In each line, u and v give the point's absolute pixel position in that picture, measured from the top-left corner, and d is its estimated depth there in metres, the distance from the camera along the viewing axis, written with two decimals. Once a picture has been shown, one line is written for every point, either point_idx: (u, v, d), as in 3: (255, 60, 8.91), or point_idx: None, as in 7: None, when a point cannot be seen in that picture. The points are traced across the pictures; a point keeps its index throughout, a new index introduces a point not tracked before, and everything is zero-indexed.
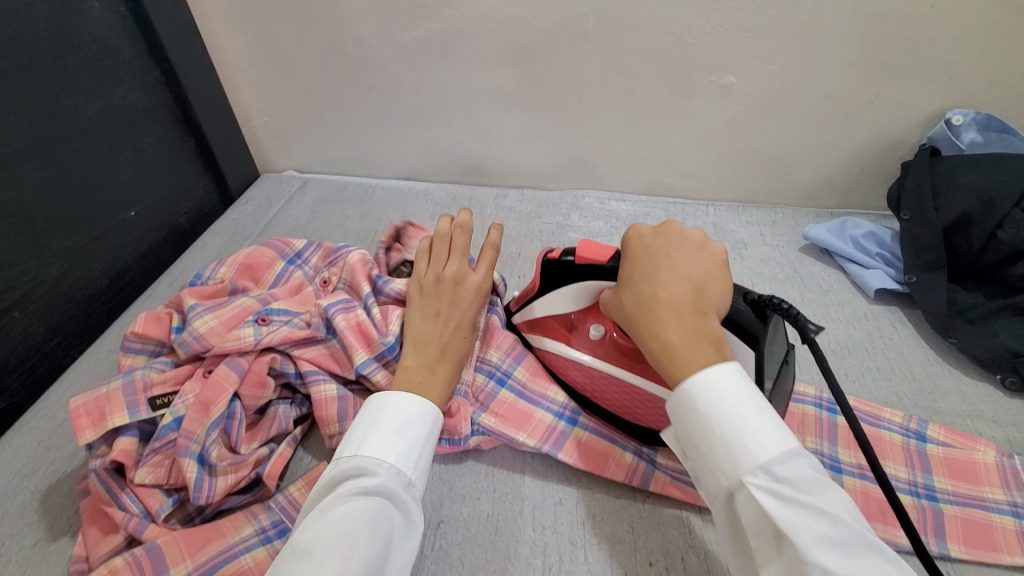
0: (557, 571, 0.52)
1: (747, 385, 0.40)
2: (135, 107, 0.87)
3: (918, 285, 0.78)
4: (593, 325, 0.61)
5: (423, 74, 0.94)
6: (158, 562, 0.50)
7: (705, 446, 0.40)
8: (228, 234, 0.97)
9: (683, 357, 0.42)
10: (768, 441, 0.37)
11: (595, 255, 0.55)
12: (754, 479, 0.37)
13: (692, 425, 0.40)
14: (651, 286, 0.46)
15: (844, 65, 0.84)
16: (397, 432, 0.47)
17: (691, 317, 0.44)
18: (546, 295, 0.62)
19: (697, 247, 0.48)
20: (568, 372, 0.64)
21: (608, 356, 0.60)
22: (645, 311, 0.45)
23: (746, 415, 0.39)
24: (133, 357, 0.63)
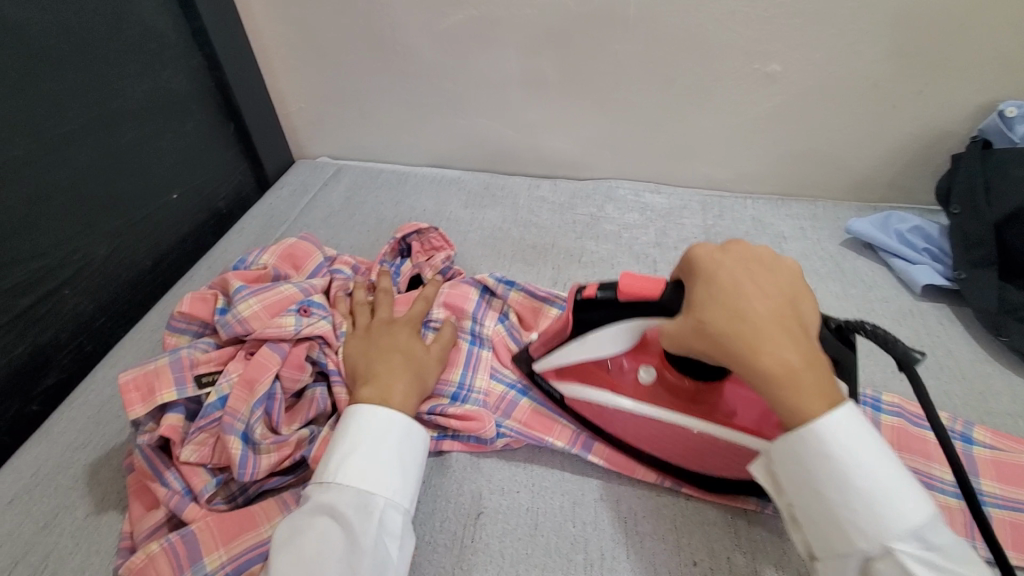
0: (599, 567, 0.52)
1: (884, 447, 0.41)
2: (178, 90, 0.88)
3: (967, 282, 0.76)
4: (642, 368, 0.57)
5: (459, 59, 0.93)
6: (193, 549, 0.49)
7: (847, 510, 0.39)
8: (264, 219, 0.97)
9: (802, 384, 0.41)
10: (916, 507, 0.38)
11: (642, 290, 0.49)
12: (903, 546, 0.38)
13: (831, 487, 0.40)
14: (746, 304, 0.43)
15: (895, 54, 0.82)
16: (345, 444, 0.49)
17: (799, 338, 0.42)
18: (581, 339, 0.55)
19: (770, 260, 0.47)
20: (605, 421, 0.59)
21: (660, 399, 0.55)
22: (749, 331, 0.42)
23: (893, 481, 0.39)
24: (178, 336, 0.63)
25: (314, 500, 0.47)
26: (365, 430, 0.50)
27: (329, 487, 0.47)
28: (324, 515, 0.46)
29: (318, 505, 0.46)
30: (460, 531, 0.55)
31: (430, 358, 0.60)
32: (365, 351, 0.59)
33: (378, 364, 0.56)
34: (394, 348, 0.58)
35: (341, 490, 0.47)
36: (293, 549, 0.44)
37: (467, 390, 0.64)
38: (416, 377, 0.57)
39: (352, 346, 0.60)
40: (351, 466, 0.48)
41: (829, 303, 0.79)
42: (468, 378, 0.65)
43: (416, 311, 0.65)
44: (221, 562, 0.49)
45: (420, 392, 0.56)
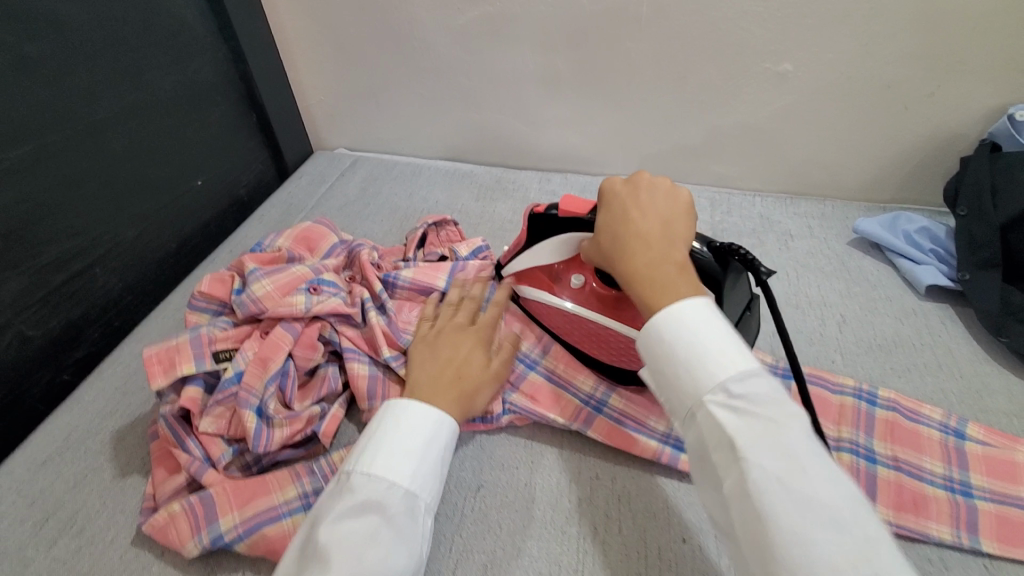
0: (592, 542, 0.54)
1: (713, 314, 0.43)
2: (205, 82, 0.92)
3: (971, 282, 0.76)
4: (575, 276, 0.65)
5: (474, 55, 0.95)
6: (210, 511, 0.52)
7: (669, 367, 0.43)
8: (282, 207, 1.01)
9: (650, 280, 0.46)
10: (730, 361, 0.41)
11: (577, 209, 0.58)
12: (712, 396, 0.40)
13: (658, 349, 0.44)
14: (623, 221, 0.50)
15: (906, 55, 0.82)
16: (396, 444, 0.49)
17: (659, 246, 0.47)
18: (530, 250, 0.64)
19: (665, 187, 0.52)
20: (548, 319, 0.68)
21: (589, 305, 0.63)
22: (621, 245, 0.49)
23: (712, 339, 0.42)
24: (198, 314, 0.67)
25: (362, 497, 0.46)
26: (417, 434, 0.51)
27: (380, 486, 0.47)
28: (374, 514, 0.46)
29: (368, 503, 0.46)
30: (460, 502, 0.57)
31: (487, 376, 0.59)
32: (426, 360, 0.59)
33: (432, 383, 0.56)
34: (452, 362, 0.58)
35: (391, 490, 0.47)
36: (347, 547, 0.43)
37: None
38: (462, 396, 0.56)
39: (414, 356, 0.60)
40: (403, 466, 0.49)
41: (832, 300, 0.80)
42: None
43: (488, 321, 0.64)
44: (234, 524, 0.51)
45: (468, 406, 0.56)
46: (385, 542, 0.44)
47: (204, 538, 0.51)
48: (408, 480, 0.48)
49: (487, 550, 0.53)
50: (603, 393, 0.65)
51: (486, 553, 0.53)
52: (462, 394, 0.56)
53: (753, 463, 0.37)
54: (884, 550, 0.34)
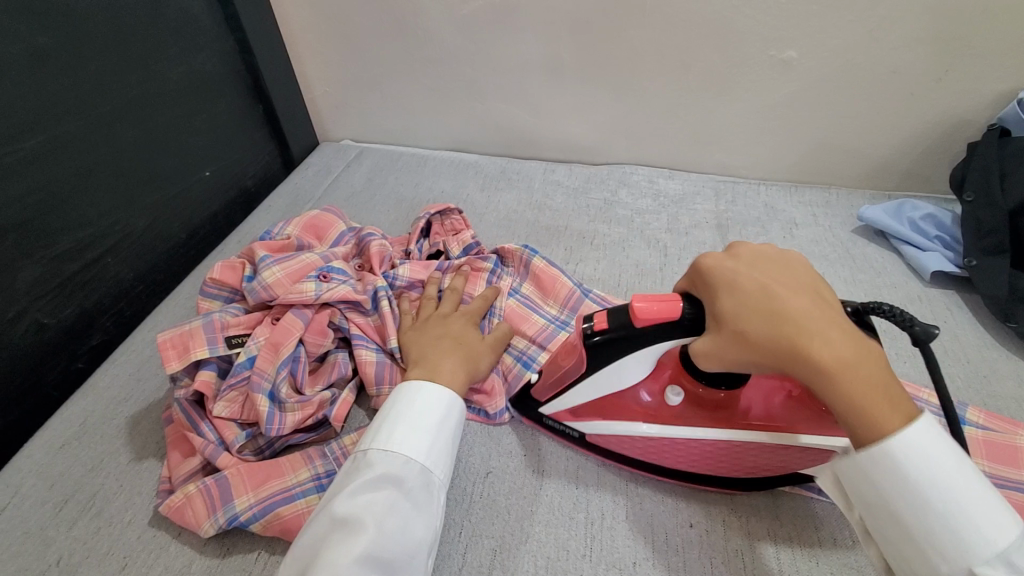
0: (600, 526, 0.55)
1: (963, 456, 0.38)
2: (212, 73, 0.93)
3: (977, 268, 0.76)
4: (667, 389, 0.55)
5: (480, 45, 0.95)
6: (225, 492, 0.53)
7: (919, 521, 0.37)
8: (290, 198, 1.01)
9: (866, 386, 0.39)
10: (1004, 524, 0.36)
11: (661, 318, 0.47)
12: (989, 568, 0.35)
13: (899, 496, 0.38)
14: (776, 303, 0.42)
15: (913, 41, 0.82)
16: (410, 421, 0.51)
17: (837, 328, 0.41)
18: (598, 377, 0.53)
19: (776, 254, 0.47)
20: (644, 454, 0.56)
21: (690, 417, 0.54)
22: (801, 337, 0.40)
23: (973, 494, 0.37)
24: (210, 301, 0.68)
25: (379, 471, 0.48)
26: (431, 411, 0.52)
27: (396, 460, 0.48)
28: (390, 487, 0.47)
29: (384, 476, 0.47)
30: (469, 487, 0.58)
31: (480, 346, 0.62)
32: (419, 340, 0.61)
33: (431, 350, 0.59)
34: (447, 335, 0.61)
35: (407, 465, 0.48)
36: (367, 518, 0.44)
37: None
38: (462, 365, 0.58)
39: (408, 335, 0.63)
40: (417, 443, 0.50)
41: (836, 288, 0.80)
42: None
43: (475, 308, 0.67)
44: (249, 504, 0.52)
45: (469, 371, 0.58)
46: (403, 514, 0.45)
47: (220, 518, 0.52)
48: (424, 456, 0.50)
49: (496, 535, 0.54)
50: None
51: (494, 539, 0.54)
52: (465, 356, 0.59)
53: None
54: None
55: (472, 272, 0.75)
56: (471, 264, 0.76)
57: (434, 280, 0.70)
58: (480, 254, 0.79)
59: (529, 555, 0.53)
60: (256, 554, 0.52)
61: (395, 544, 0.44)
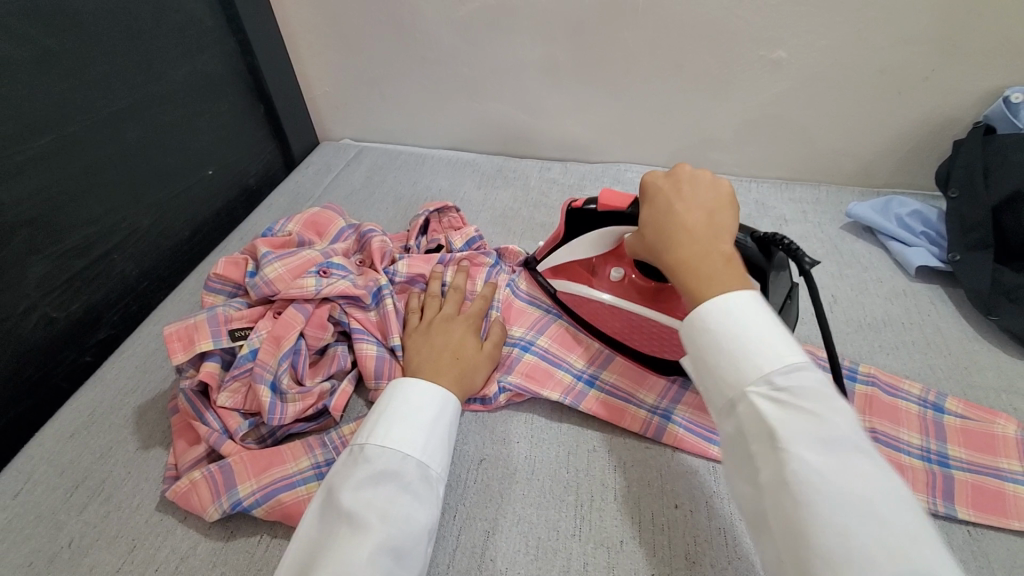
0: (589, 508, 0.57)
1: (763, 306, 0.44)
2: (214, 74, 0.95)
3: (961, 263, 0.78)
4: (614, 269, 0.68)
5: (476, 45, 0.97)
6: (229, 478, 0.55)
7: (713, 354, 0.43)
8: (291, 195, 1.04)
9: (696, 271, 0.46)
10: (776, 349, 0.41)
11: (615, 202, 0.63)
12: (756, 387, 0.41)
13: (703, 337, 0.44)
14: (666, 218, 0.50)
15: (899, 41, 0.84)
16: (405, 418, 0.53)
17: (706, 240, 0.48)
18: (568, 244, 0.69)
19: (711, 185, 0.52)
20: (586, 317, 0.71)
21: (627, 295, 0.67)
22: (662, 236, 0.50)
23: (754, 328, 0.42)
24: (214, 296, 0.70)
25: (379, 467, 0.50)
26: (424, 409, 0.54)
27: (395, 456, 0.50)
28: (391, 482, 0.49)
29: (384, 472, 0.49)
30: (463, 473, 0.60)
31: (478, 355, 0.63)
32: (422, 346, 0.62)
33: (430, 365, 0.60)
34: (447, 347, 0.62)
35: (405, 460, 0.51)
36: (372, 511, 0.46)
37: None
38: (461, 375, 0.60)
39: (411, 338, 0.64)
40: (414, 439, 0.52)
41: (824, 282, 0.82)
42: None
43: (476, 309, 0.68)
44: (252, 490, 0.54)
45: (465, 383, 0.61)
46: (405, 506, 0.48)
47: (223, 502, 0.54)
48: (420, 451, 0.52)
49: (490, 517, 0.56)
50: (597, 368, 0.68)
51: (487, 521, 0.56)
52: (461, 373, 0.60)
53: (794, 458, 0.37)
54: (929, 548, 0.33)
55: (472, 266, 0.77)
56: (472, 258, 0.78)
57: (437, 276, 0.72)
58: (481, 249, 0.81)
59: (521, 536, 0.55)
60: (258, 537, 0.54)
61: (401, 533, 0.46)
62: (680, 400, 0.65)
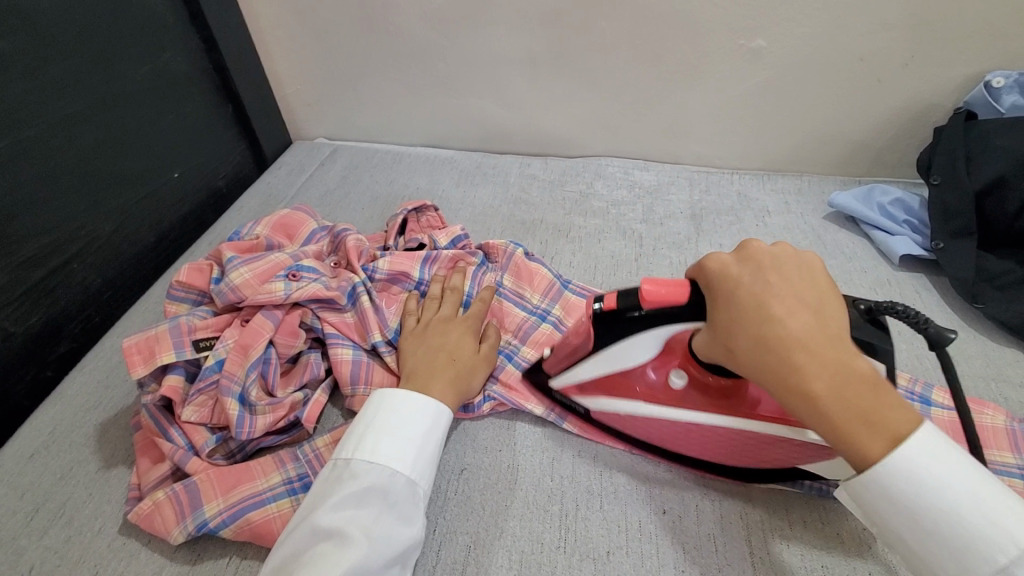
0: (574, 517, 0.55)
1: (957, 461, 0.38)
2: (178, 72, 0.91)
3: (945, 251, 0.77)
4: (671, 373, 0.55)
5: (451, 38, 0.95)
6: (194, 498, 0.52)
7: (913, 539, 0.39)
8: (262, 197, 1.00)
9: (849, 412, 0.39)
10: (998, 534, 0.36)
11: (667, 300, 0.48)
12: None
13: (897, 520, 0.39)
14: (768, 324, 0.41)
15: (879, 28, 0.83)
16: (397, 433, 0.51)
17: (834, 358, 0.40)
18: (602, 353, 0.54)
19: (793, 262, 0.45)
20: (644, 431, 0.58)
21: (692, 402, 0.54)
22: (775, 360, 0.41)
23: (959, 501, 0.37)
24: (177, 304, 0.66)
25: (364, 483, 0.48)
26: (416, 423, 0.52)
27: (383, 473, 0.49)
28: (375, 500, 0.47)
29: (371, 488, 0.48)
30: (443, 485, 0.58)
31: (476, 359, 0.61)
32: (418, 349, 0.60)
33: (424, 369, 0.58)
34: (442, 349, 0.60)
35: (393, 477, 0.49)
36: (355, 529, 0.45)
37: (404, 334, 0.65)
38: (456, 380, 0.58)
39: (407, 340, 0.62)
40: (404, 455, 0.50)
41: None
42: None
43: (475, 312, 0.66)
44: (218, 510, 0.52)
45: (463, 387, 0.58)
46: (388, 527, 0.46)
47: (189, 524, 0.51)
48: (409, 468, 0.50)
49: (471, 531, 0.54)
50: None
51: (469, 535, 0.54)
52: (456, 375, 0.58)
53: None
54: None
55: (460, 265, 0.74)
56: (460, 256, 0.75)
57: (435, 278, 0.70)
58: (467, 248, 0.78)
59: (504, 549, 0.53)
60: (227, 559, 0.52)
61: (382, 556, 0.45)
62: None
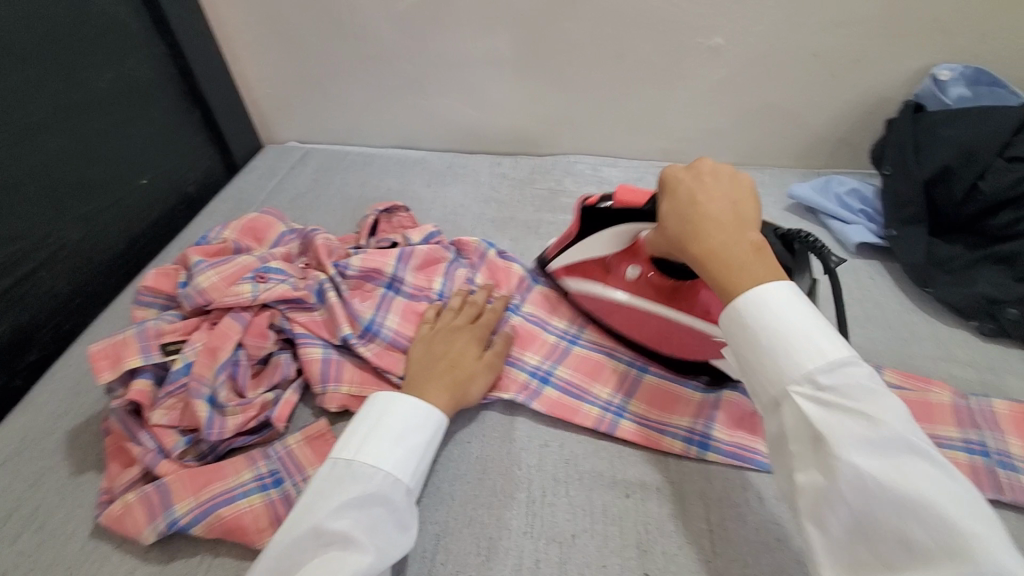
0: (541, 503, 0.57)
1: (804, 303, 0.44)
2: (142, 78, 0.91)
3: (897, 238, 0.80)
4: (629, 268, 0.66)
5: (417, 40, 0.96)
6: (165, 498, 0.53)
7: (752, 356, 0.45)
8: (233, 202, 1.00)
9: (724, 262, 0.46)
10: (820, 350, 0.42)
11: (630, 200, 0.61)
12: (798, 387, 0.42)
13: (737, 330, 0.45)
14: (692, 205, 0.49)
15: (830, 25, 0.86)
16: (403, 442, 0.53)
17: (734, 232, 0.47)
18: (583, 242, 0.67)
19: (729, 172, 0.52)
20: (607, 313, 0.70)
21: (644, 294, 0.66)
22: (689, 228, 0.49)
23: (794, 325, 0.43)
24: (145, 309, 0.66)
25: (369, 489, 0.49)
26: (419, 434, 0.54)
27: (387, 480, 0.50)
28: (379, 507, 0.49)
29: (375, 494, 0.49)
30: None
31: (480, 368, 0.62)
32: (426, 354, 0.62)
33: (427, 373, 0.59)
34: (447, 357, 0.61)
35: (396, 485, 0.50)
36: (360, 533, 0.46)
37: (378, 326, 0.66)
38: (455, 387, 0.59)
39: (416, 345, 0.64)
40: (407, 465, 0.52)
41: None
42: (380, 316, 0.67)
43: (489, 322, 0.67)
44: (190, 508, 0.52)
45: (460, 395, 0.59)
46: (388, 535, 0.48)
47: (160, 524, 0.52)
48: (409, 478, 0.52)
49: (441, 520, 0.56)
50: (550, 364, 0.68)
51: (439, 524, 0.55)
52: (454, 382, 0.59)
53: (840, 461, 0.38)
54: (975, 528, 0.35)
55: (432, 262, 0.75)
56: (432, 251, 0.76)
57: (460, 292, 0.71)
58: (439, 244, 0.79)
59: (472, 537, 0.54)
60: (199, 557, 0.52)
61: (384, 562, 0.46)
62: (634, 396, 0.65)
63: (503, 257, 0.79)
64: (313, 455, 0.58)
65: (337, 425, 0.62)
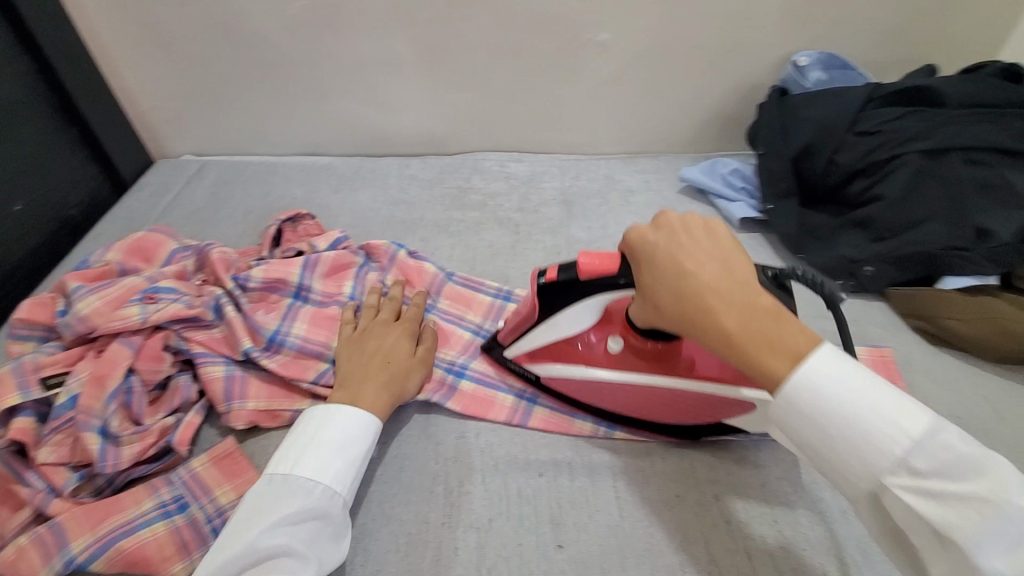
0: (458, 493, 0.59)
1: (858, 370, 0.42)
2: (7, 96, 0.85)
3: (773, 212, 0.88)
4: (609, 339, 0.61)
5: (312, 44, 0.94)
6: (59, 538, 0.51)
7: (833, 455, 0.42)
8: (123, 222, 0.95)
9: (753, 340, 0.43)
10: (903, 430, 0.40)
11: (600, 266, 0.54)
12: (895, 479, 0.40)
13: (802, 429, 0.43)
14: (681, 278, 0.46)
15: (704, 19, 0.92)
16: (338, 454, 0.52)
17: (741, 296, 0.44)
18: (549, 320, 0.60)
19: (700, 225, 0.49)
20: (594, 397, 0.63)
21: (630, 365, 0.60)
22: (691, 305, 0.45)
23: (866, 406, 0.41)
24: (21, 344, 0.62)
25: (305, 505, 0.48)
26: (355, 445, 0.53)
27: (325, 494, 0.50)
28: (314, 521, 0.48)
29: (311, 509, 0.48)
30: None
31: (410, 361, 0.63)
32: (354, 356, 0.62)
33: (360, 371, 0.60)
34: (376, 353, 0.62)
35: (333, 498, 0.50)
36: (293, 549, 0.46)
37: (283, 335, 0.65)
38: (390, 383, 0.59)
39: (343, 347, 0.64)
40: (343, 477, 0.52)
41: None
42: (286, 325, 0.66)
43: (413, 314, 0.68)
44: (87, 544, 0.50)
45: (397, 388, 0.60)
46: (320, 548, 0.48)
47: (55, 565, 0.49)
48: (346, 489, 0.52)
49: (358, 523, 0.56)
50: (464, 359, 0.70)
51: (356, 527, 0.56)
52: (389, 377, 0.60)
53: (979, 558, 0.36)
54: None
55: (340, 267, 0.75)
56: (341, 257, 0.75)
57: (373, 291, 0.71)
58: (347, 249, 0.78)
59: (391, 535, 0.55)
60: None
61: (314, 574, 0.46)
62: None
63: (413, 256, 0.79)
64: (220, 475, 0.57)
65: (246, 442, 0.61)
